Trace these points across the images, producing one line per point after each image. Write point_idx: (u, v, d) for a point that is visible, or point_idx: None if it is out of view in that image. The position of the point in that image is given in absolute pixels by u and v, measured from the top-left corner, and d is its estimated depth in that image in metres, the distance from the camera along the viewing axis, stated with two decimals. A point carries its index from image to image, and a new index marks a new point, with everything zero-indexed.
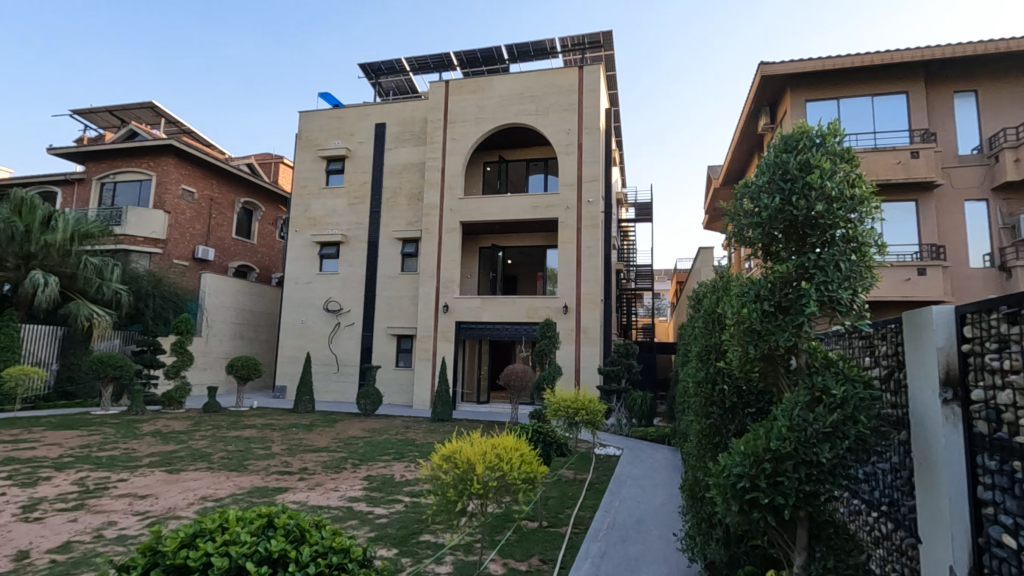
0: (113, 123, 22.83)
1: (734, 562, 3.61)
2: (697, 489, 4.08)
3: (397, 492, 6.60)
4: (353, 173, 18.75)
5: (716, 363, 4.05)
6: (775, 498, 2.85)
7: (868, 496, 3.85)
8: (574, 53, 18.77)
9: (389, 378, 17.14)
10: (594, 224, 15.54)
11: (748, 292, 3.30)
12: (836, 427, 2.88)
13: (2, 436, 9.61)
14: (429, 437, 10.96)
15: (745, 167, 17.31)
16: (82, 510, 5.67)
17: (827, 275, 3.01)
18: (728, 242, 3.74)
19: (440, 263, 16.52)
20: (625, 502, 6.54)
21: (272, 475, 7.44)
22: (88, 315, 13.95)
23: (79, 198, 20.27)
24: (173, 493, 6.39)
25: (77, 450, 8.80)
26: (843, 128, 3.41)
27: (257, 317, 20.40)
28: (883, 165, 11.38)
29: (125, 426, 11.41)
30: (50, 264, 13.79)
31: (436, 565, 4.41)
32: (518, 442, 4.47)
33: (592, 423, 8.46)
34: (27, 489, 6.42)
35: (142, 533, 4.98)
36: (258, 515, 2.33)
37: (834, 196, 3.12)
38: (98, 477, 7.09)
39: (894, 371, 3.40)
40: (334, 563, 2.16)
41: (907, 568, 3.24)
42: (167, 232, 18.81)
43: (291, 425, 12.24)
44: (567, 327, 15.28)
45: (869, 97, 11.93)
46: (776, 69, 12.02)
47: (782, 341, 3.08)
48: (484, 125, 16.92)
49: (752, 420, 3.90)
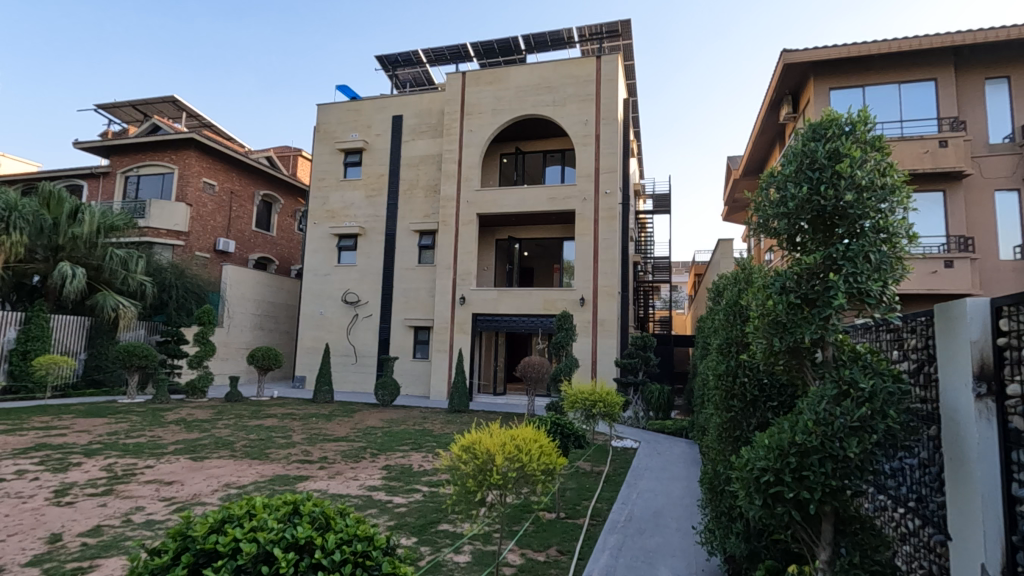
0: (136, 117, 23.19)
1: (754, 556, 3.58)
2: (717, 483, 4.04)
3: (415, 482, 6.65)
4: (370, 165, 18.85)
5: (737, 356, 3.99)
6: (800, 492, 2.81)
7: (894, 492, 3.79)
8: (591, 43, 18.59)
9: (406, 369, 17.28)
10: (611, 215, 15.43)
11: (772, 283, 3.25)
12: (864, 422, 2.83)
13: (35, 423, 9.91)
14: (447, 428, 11.06)
15: (766, 158, 17.05)
16: (111, 496, 5.82)
17: (856, 266, 2.95)
18: (751, 233, 3.68)
19: (457, 255, 16.56)
20: (643, 494, 6.55)
21: (293, 463, 7.57)
22: (114, 306, 14.31)
23: (104, 191, 20.70)
24: (197, 480, 6.54)
25: (105, 437, 9.05)
26: (873, 115, 3.32)
27: (277, 308, 20.69)
28: (910, 155, 11.10)
29: (150, 414, 11.71)
30: (78, 256, 14.10)
31: (455, 554, 4.44)
32: (537, 434, 4.48)
33: (610, 415, 8.42)
34: (59, 474, 6.63)
35: (169, 519, 5.10)
36: (284, 502, 2.36)
37: (864, 185, 3.05)
38: (126, 463, 7.27)
39: (924, 364, 3.32)
40: (359, 551, 2.19)
41: (936, 566, 3.18)
42: (189, 224, 19.11)
43: (310, 415, 12.40)
44: (584, 319, 15.26)
45: (895, 84, 11.61)
46: (800, 56, 11.81)
47: (809, 335, 3.01)
48: (501, 117, 16.87)
49: (773, 413, 3.86)
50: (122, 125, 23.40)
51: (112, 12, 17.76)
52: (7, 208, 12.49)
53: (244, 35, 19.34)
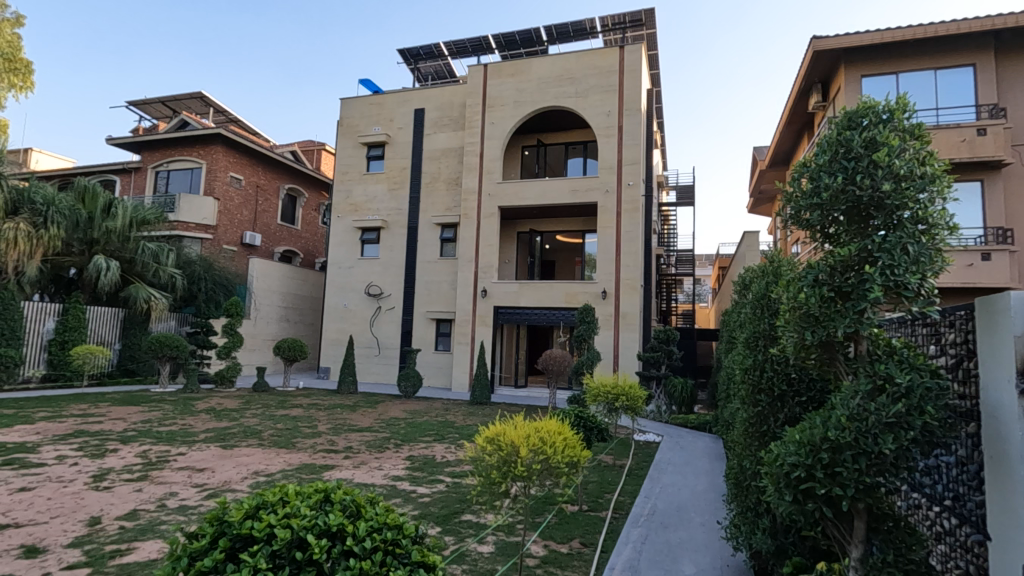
0: (165, 113, 23.69)
1: (781, 552, 3.55)
2: (743, 478, 4.00)
3: (439, 473, 6.74)
4: (392, 159, 18.96)
5: (765, 349, 3.90)
6: (832, 489, 2.76)
7: (930, 491, 3.68)
8: (614, 32, 18.36)
9: (428, 360, 17.43)
10: (634, 208, 15.26)
11: (804, 276, 3.18)
12: (901, 417, 2.75)
13: (73, 411, 10.29)
14: (468, 419, 11.14)
15: (793, 149, 16.75)
16: (146, 481, 6.02)
17: (893, 259, 2.86)
18: (782, 224, 3.61)
19: (479, 248, 16.61)
20: (666, 488, 6.51)
21: (319, 453, 7.72)
22: (147, 298, 14.74)
23: (135, 186, 21.26)
24: (228, 467, 6.71)
25: (139, 424, 9.35)
26: (913, 103, 3.22)
27: (302, 300, 21.03)
28: (945, 144, 10.76)
29: (181, 403, 12.04)
30: (112, 249, 14.50)
31: (479, 544, 4.48)
32: (561, 426, 4.47)
33: (632, 409, 8.36)
34: (96, 459, 6.87)
35: (202, 504, 5.25)
36: (316, 490, 2.41)
37: (903, 174, 2.96)
38: (159, 450, 7.50)
39: (963, 360, 3.23)
40: (389, 538, 2.23)
41: (972, 567, 3.10)
42: (217, 218, 19.53)
43: (335, 405, 12.62)
44: (606, 313, 15.18)
45: (931, 70, 11.21)
46: (830, 43, 11.49)
47: (842, 328, 2.95)
48: (523, 109, 16.79)
49: (802, 408, 3.79)
50: (152, 121, 23.92)
51: (141, 11, 18.08)
52: (45, 203, 13.02)
53: (268, 29, 19.54)
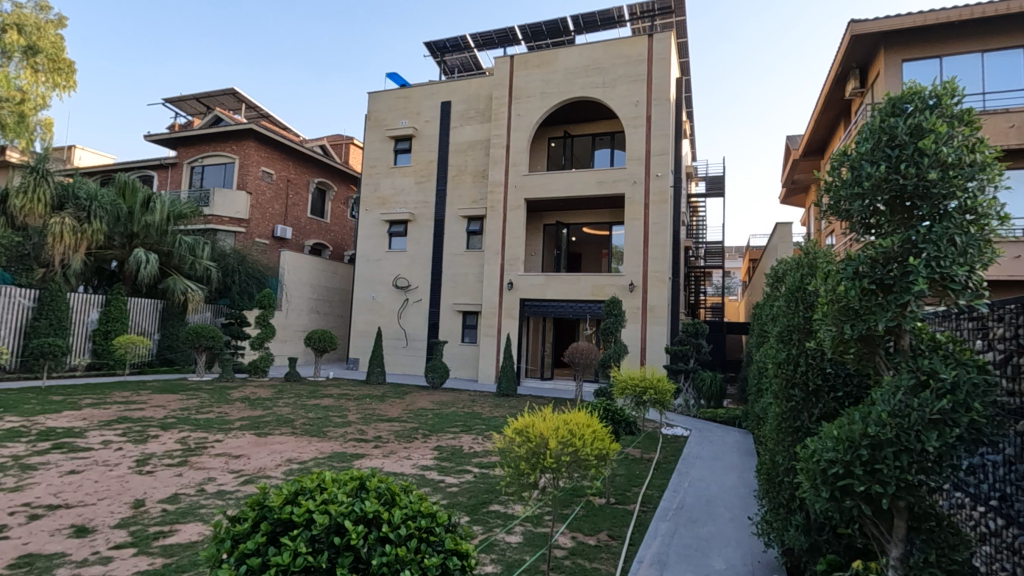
0: (199, 110, 24.32)
1: (815, 549, 3.50)
2: (775, 474, 3.96)
3: (466, 463, 6.80)
4: (419, 152, 19.08)
5: (800, 344, 3.82)
6: (871, 486, 2.70)
7: (974, 490, 3.57)
8: (642, 21, 18.04)
9: (455, 352, 17.56)
10: (662, 199, 15.05)
11: (844, 268, 3.10)
12: (945, 415, 2.65)
13: (117, 398, 10.73)
14: (495, 411, 11.22)
15: (829, 138, 16.26)
16: (186, 466, 6.25)
17: (939, 250, 2.76)
18: (821, 215, 3.51)
19: (505, 240, 16.62)
20: (695, 483, 6.43)
21: (349, 442, 7.87)
22: (183, 290, 15.22)
23: (172, 181, 21.92)
24: (262, 454, 6.90)
25: (178, 412, 9.69)
26: (962, 87, 3.09)
27: (332, 292, 21.40)
28: (994, 131, 10.34)
29: (217, 391, 12.41)
30: (150, 242, 15.00)
31: (507, 535, 4.52)
32: (589, 419, 4.47)
33: (661, 402, 8.26)
34: (139, 445, 7.15)
35: (238, 490, 5.41)
36: (351, 477, 2.45)
37: (950, 163, 2.85)
38: (198, 437, 7.77)
39: (1013, 355, 3.09)
40: (423, 526, 2.28)
41: (1018, 568, 3.00)
42: (249, 212, 19.99)
43: (365, 396, 12.85)
44: (633, 305, 15.05)
45: (978, 53, 10.73)
46: (868, 27, 11.08)
47: (883, 322, 2.86)
48: (550, 99, 16.66)
49: (839, 403, 3.71)
50: (187, 117, 24.59)
51: None
52: (89, 198, 13.52)
53: None
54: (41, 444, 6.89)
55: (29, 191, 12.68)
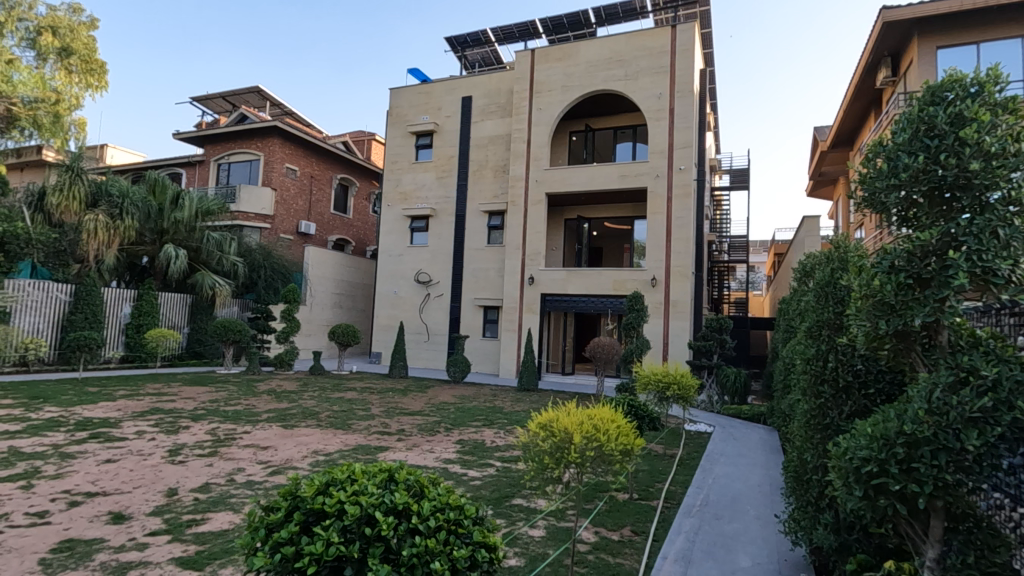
0: (225, 108, 24.76)
1: (844, 549, 3.44)
2: (803, 472, 3.89)
3: (488, 457, 6.84)
4: (440, 147, 19.14)
5: (831, 339, 3.73)
6: (907, 485, 2.65)
7: (1014, 491, 3.44)
8: (665, 11, 17.77)
9: (476, 346, 17.65)
10: (685, 193, 14.84)
11: (879, 262, 3.03)
12: (986, 413, 2.55)
13: (149, 390, 11.03)
14: (517, 405, 11.24)
15: (858, 129, 15.85)
16: (216, 457, 6.40)
17: (980, 244, 2.66)
18: (856, 208, 3.42)
19: (526, 235, 16.60)
20: (719, 479, 6.36)
21: (373, 434, 7.98)
22: (211, 284, 15.54)
23: (199, 178, 22.39)
24: (289, 446, 7.04)
25: (208, 404, 9.95)
26: (1008, 74, 2.97)
27: (355, 286, 21.66)
28: None
29: (244, 384, 12.69)
30: (180, 238, 15.28)
31: (531, 528, 4.55)
32: (614, 414, 4.46)
33: (684, 398, 8.15)
34: (172, 435, 7.35)
35: (267, 480, 5.54)
36: (380, 470, 2.49)
37: (994, 152, 2.74)
38: (227, 428, 7.95)
39: None
40: (452, 519, 2.30)
41: None
42: (274, 208, 20.35)
43: (387, 389, 12.99)
44: (655, 300, 14.92)
45: (1018, 39, 10.31)
46: (901, 13, 10.75)
47: (920, 317, 2.79)
48: (571, 93, 16.54)
49: (871, 401, 3.62)
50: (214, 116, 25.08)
51: None
52: (120, 195, 13.90)
53: None
54: (78, 434, 7.14)
55: (65, 189, 13.10)
